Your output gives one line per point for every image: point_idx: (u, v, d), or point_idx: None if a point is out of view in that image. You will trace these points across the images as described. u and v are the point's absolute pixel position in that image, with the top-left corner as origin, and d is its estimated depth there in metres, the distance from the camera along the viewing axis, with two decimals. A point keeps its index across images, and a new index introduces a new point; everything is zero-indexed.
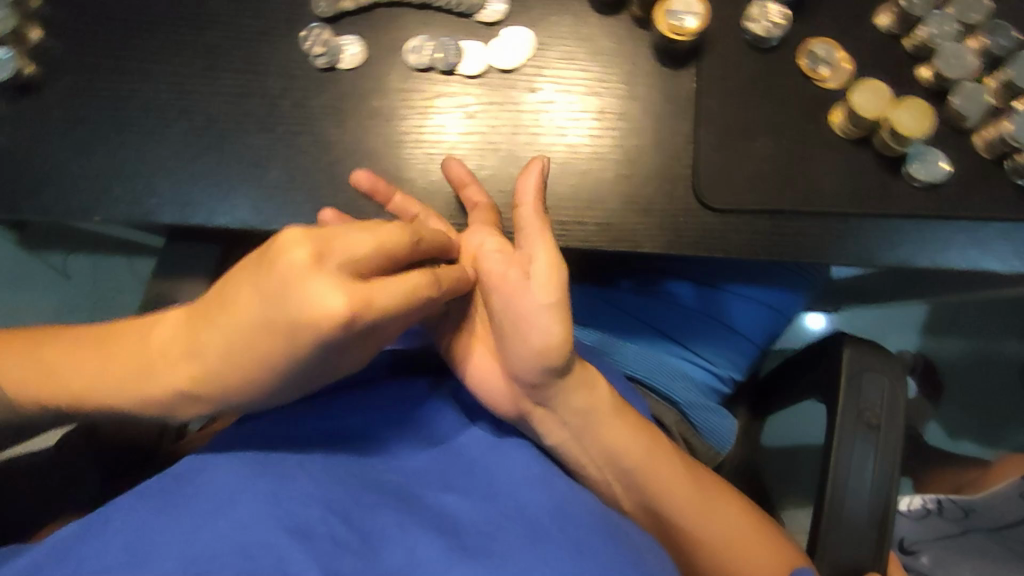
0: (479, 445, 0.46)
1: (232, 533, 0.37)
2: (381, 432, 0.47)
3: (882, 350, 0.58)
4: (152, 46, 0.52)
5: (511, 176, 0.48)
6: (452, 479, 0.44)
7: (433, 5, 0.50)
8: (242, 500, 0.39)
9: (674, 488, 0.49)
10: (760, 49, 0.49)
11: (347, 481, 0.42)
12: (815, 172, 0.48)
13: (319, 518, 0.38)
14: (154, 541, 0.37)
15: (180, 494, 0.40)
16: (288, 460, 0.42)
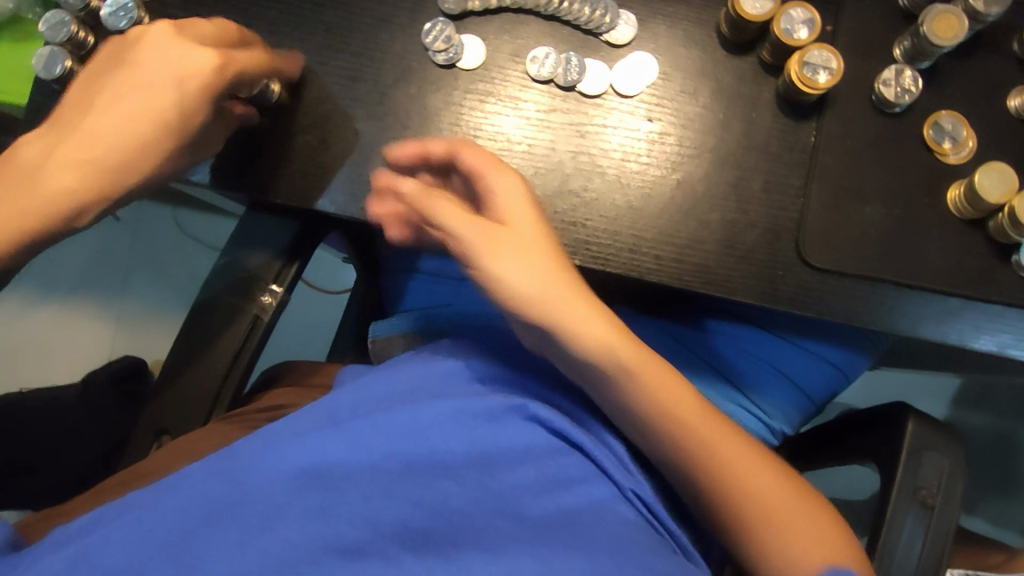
0: (536, 465, 0.45)
1: (281, 549, 0.38)
2: (436, 437, 0.45)
3: (947, 430, 0.57)
4: (270, 15, 0.51)
5: (614, 203, 0.48)
6: (505, 499, 0.43)
7: (561, 18, 0.49)
8: (292, 515, 0.39)
9: (705, 450, 0.44)
10: (885, 113, 0.47)
11: (400, 490, 0.42)
12: (924, 247, 0.47)
13: (366, 539, 0.39)
14: (204, 548, 0.38)
15: (228, 499, 0.40)
16: (338, 470, 0.42)
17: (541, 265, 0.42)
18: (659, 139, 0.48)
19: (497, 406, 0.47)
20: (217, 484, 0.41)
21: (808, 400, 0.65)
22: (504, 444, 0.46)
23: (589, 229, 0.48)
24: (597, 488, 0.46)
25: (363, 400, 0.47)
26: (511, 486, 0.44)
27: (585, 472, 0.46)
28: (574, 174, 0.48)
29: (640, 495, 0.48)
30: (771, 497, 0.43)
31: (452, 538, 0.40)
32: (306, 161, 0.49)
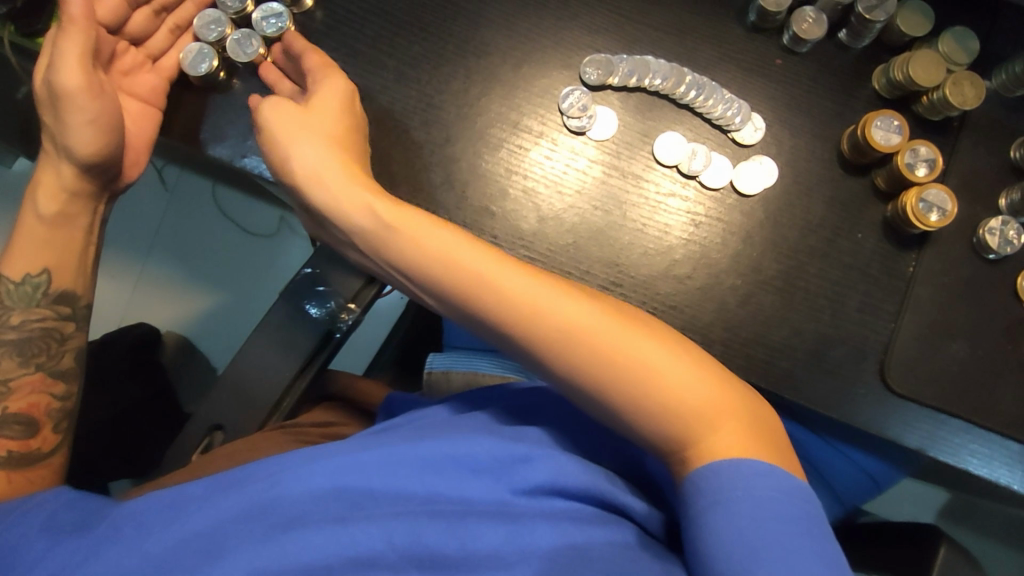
0: (568, 507, 0.42)
1: (296, 554, 0.38)
2: (461, 464, 0.43)
3: (976, 563, 0.58)
4: (413, 50, 0.52)
5: (716, 296, 0.49)
6: (521, 530, 0.40)
7: (695, 110, 0.51)
8: (310, 525, 0.39)
9: (557, 336, 0.38)
10: (984, 258, 0.50)
11: (414, 515, 0.40)
12: (999, 391, 0.49)
13: (376, 552, 0.38)
14: (226, 540, 0.38)
15: (256, 498, 0.40)
16: (363, 486, 0.41)
17: (324, 149, 0.45)
18: (766, 242, 0.50)
19: (525, 450, 0.44)
20: (254, 487, 0.41)
21: (838, 503, 0.66)
22: (535, 488, 0.42)
23: (684, 316, 0.49)
24: (637, 542, 0.41)
25: (407, 433, 0.46)
26: (524, 517, 0.41)
27: (622, 525, 0.42)
28: (680, 259, 0.50)
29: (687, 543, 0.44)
30: (637, 356, 0.37)
31: (456, 564, 0.38)
32: (426, 197, 0.50)
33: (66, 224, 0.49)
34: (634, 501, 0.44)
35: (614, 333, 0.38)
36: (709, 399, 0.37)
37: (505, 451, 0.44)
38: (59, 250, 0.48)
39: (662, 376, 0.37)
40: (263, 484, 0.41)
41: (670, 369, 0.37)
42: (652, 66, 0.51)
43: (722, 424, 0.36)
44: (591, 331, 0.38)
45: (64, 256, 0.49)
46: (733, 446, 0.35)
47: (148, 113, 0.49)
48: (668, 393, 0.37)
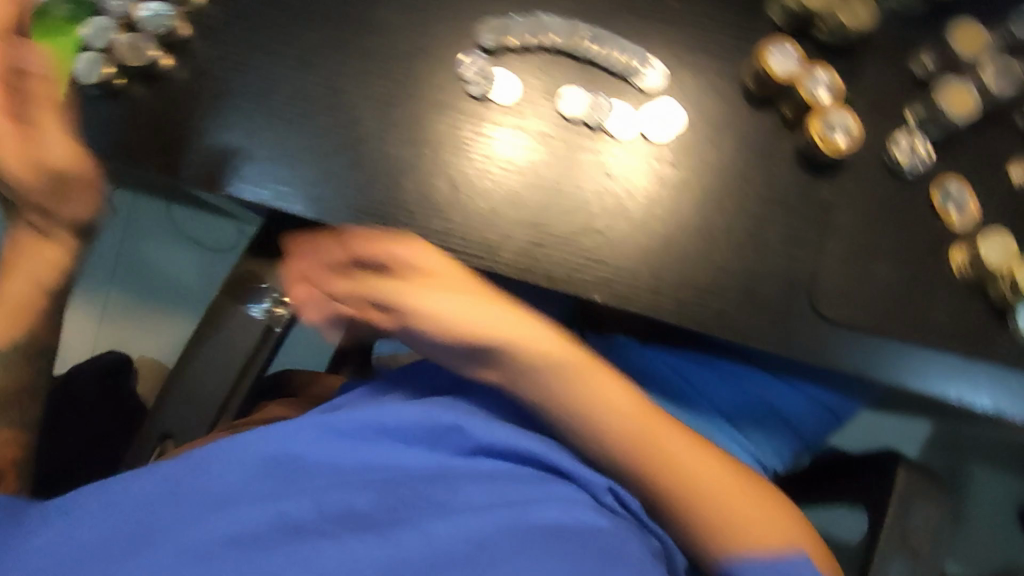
0: (488, 470, 0.47)
1: (231, 525, 0.43)
2: (387, 442, 0.47)
3: (934, 478, 0.60)
4: (309, 36, 0.52)
5: (638, 244, 0.49)
6: (442, 490, 0.45)
7: (593, 62, 0.51)
8: (249, 495, 0.45)
9: (587, 383, 0.49)
10: (899, 176, 0.50)
11: (349, 485, 0.45)
12: (930, 307, 0.49)
13: (308, 518, 0.43)
14: (162, 526, 0.43)
15: (195, 486, 0.45)
16: (296, 465, 0.46)
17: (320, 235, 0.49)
18: (681, 185, 0.50)
19: (453, 420, 0.48)
20: (192, 474, 0.46)
21: (801, 440, 0.67)
22: (462, 450, 0.48)
23: (612, 268, 0.49)
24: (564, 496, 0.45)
25: (347, 409, 0.50)
26: (447, 485, 0.45)
27: (551, 485, 0.46)
28: (600, 212, 0.50)
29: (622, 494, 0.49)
30: (637, 406, 0.49)
31: (385, 527, 0.43)
32: (338, 182, 0.50)
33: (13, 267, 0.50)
34: (558, 455, 0.48)
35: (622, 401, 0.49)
36: (686, 446, 0.49)
37: (431, 426, 0.48)
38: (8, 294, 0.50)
39: (624, 406, 0.49)
40: (205, 465, 0.46)
41: (627, 399, 0.50)
42: (546, 24, 0.51)
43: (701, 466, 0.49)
44: (568, 366, 0.49)
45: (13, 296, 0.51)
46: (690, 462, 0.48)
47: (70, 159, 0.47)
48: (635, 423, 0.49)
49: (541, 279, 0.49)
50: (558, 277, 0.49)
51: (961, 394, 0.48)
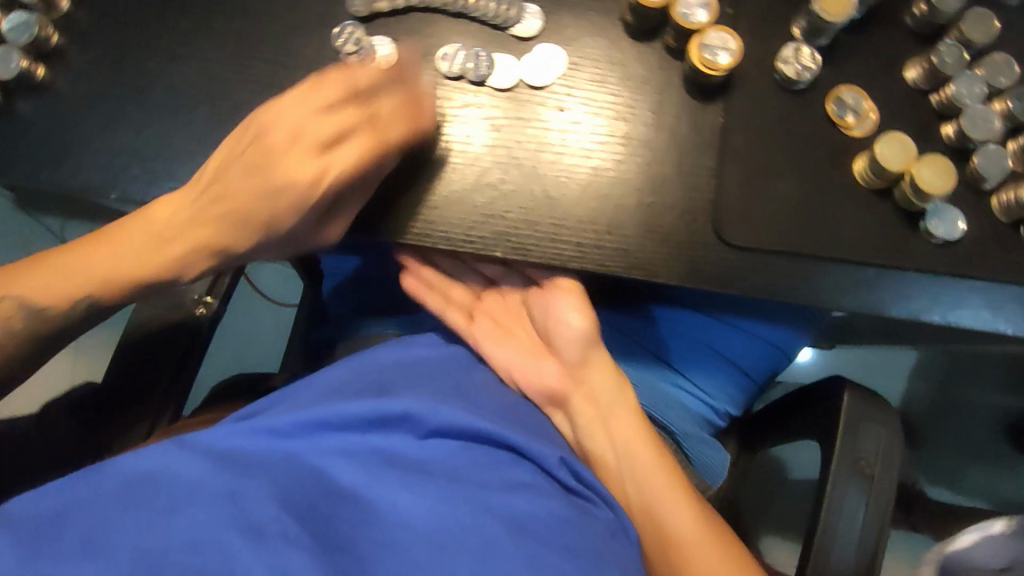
0: (452, 454, 0.45)
1: (185, 528, 0.38)
2: (348, 431, 0.45)
3: (882, 401, 0.57)
4: (182, 28, 0.51)
5: (533, 193, 0.48)
6: (412, 479, 0.43)
7: (468, 15, 0.50)
8: (200, 496, 0.39)
9: (571, 349, 0.53)
10: (790, 91, 0.49)
11: (310, 480, 0.42)
12: (837, 220, 0.47)
13: (273, 517, 0.39)
14: (108, 531, 0.38)
15: (140, 488, 0.39)
16: (252, 459, 0.42)
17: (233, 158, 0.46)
18: (571, 129, 0.49)
19: (406, 406, 0.46)
20: (137, 473, 0.40)
21: (748, 378, 0.65)
22: (421, 438, 0.45)
23: (508, 222, 0.48)
24: (528, 481, 0.45)
25: (286, 406, 0.47)
26: (415, 475, 0.43)
27: (516, 468, 0.45)
28: (489, 166, 0.49)
29: (573, 467, 0.47)
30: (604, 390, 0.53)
31: (354, 527, 0.40)
32: None
33: (149, 237, 0.48)
34: (514, 435, 0.47)
35: (626, 427, 0.52)
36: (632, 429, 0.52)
37: (391, 413, 0.45)
38: (100, 247, 0.49)
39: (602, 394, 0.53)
40: (143, 469, 0.41)
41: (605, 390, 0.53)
42: None
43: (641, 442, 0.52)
44: (555, 336, 0.54)
45: (173, 265, 0.49)
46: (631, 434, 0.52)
47: (343, 126, 0.44)
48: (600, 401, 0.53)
49: (438, 241, 0.48)
50: (454, 236, 0.48)
51: (879, 303, 0.48)
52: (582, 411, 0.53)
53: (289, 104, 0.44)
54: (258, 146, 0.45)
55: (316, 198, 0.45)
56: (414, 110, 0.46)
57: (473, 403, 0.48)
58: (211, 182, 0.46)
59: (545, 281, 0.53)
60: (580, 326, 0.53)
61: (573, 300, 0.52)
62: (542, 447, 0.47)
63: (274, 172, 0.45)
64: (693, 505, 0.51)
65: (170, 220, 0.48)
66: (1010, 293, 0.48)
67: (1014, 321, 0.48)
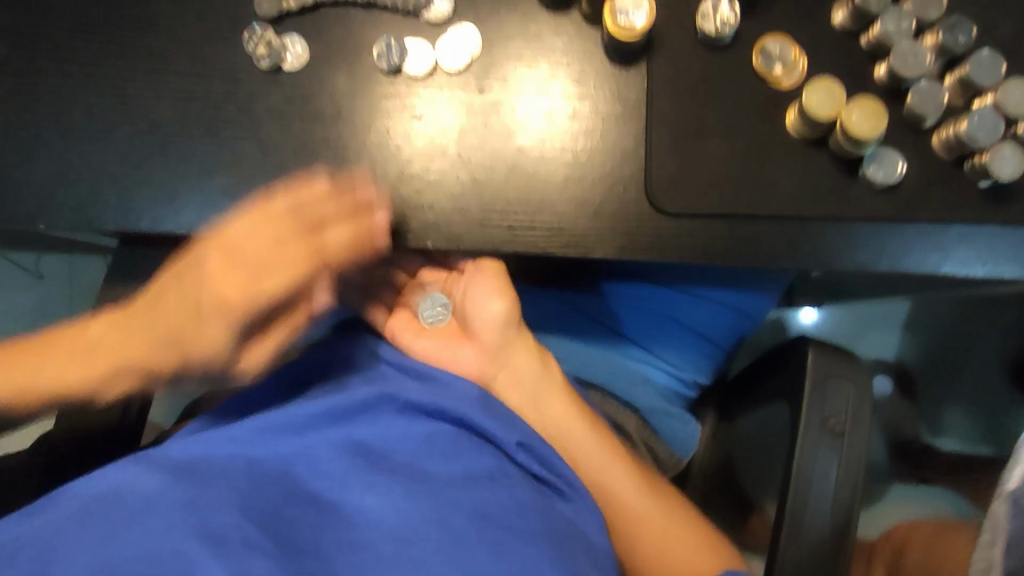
0: (416, 442, 0.43)
1: (144, 540, 0.36)
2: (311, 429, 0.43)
3: (849, 357, 0.54)
4: (93, 50, 0.50)
5: (459, 180, 0.47)
6: (376, 473, 0.41)
7: (378, 4, 0.49)
8: (159, 506, 0.38)
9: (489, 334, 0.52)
10: (713, 48, 0.47)
11: (273, 482, 0.40)
12: (771, 176, 0.46)
13: (234, 524, 0.37)
14: (69, 547, 0.37)
15: (101, 503, 0.38)
16: (213, 465, 0.41)
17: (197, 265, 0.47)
18: (492, 110, 0.48)
19: (367, 397, 0.45)
20: (99, 490, 0.39)
21: (717, 348, 0.62)
22: (386, 429, 0.44)
23: (436, 212, 0.47)
24: (493, 466, 0.43)
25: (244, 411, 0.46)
26: (381, 468, 0.41)
27: (481, 453, 0.43)
28: (411, 158, 0.48)
29: (535, 449, 0.46)
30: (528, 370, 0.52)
31: (318, 528, 0.39)
32: (148, 189, 0.49)
33: (82, 351, 0.50)
34: (479, 417, 0.45)
35: (555, 409, 0.51)
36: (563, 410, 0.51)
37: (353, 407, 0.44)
38: (43, 359, 0.49)
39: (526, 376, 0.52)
40: (104, 486, 0.39)
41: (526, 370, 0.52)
42: None
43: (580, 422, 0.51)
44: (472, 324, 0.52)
45: (100, 388, 0.50)
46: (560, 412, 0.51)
47: (281, 262, 0.45)
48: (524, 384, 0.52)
49: None
50: None
51: (822, 255, 0.46)
52: (509, 396, 0.52)
53: (243, 233, 0.45)
54: (177, 320, 0.48)
55: (243, 315, 0.46)
56: (356, 208, 0.45)
57: (439, 389, 0.46)
58: (150, 312, 0.49)
59: (466, 264, 0.52)
60: (500, 308, 0.51)
61: (493, 281, 0.51)
62: (505, 429, 0.45)
63: (208, 296, 0.46)
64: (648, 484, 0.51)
65: (106, 358, 0.49)
66: (959, 234, 0.46)
67: (965, 263, 0.46)
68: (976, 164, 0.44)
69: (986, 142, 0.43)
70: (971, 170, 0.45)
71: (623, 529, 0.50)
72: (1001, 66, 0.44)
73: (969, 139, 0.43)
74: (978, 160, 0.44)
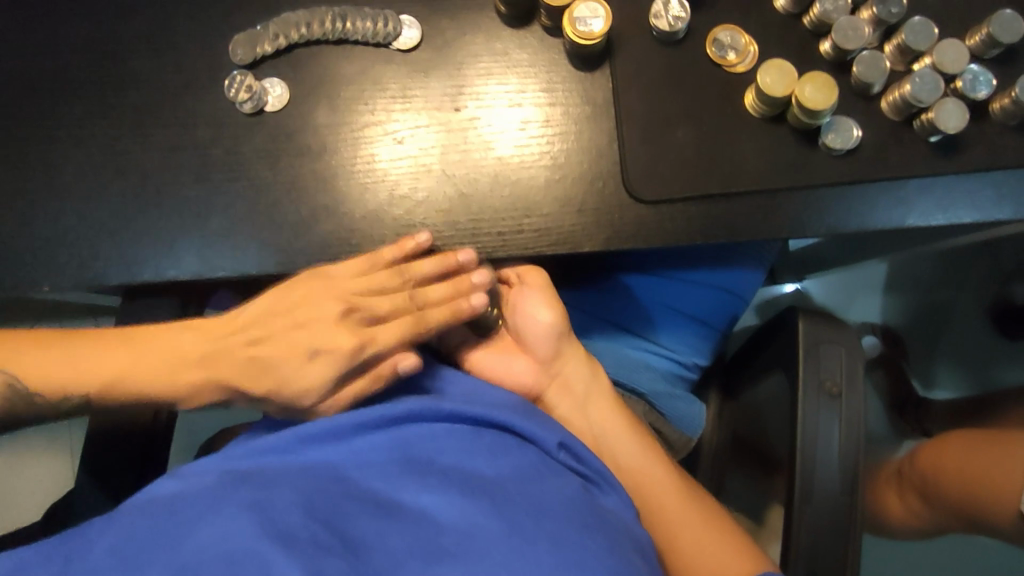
0: (462, 439, 0.43)
1: (216, 541, 0.36)
2: (359, 440, 0.44)
3: (837, 321, 0.56)
4: (78, 113, 0.52)
5: (447, 194, 0.49)
6: (429, 471, 0.41)
7: (349, 39, 0.51)
8: (225, 509, 0.38)
9: (537, 344, 0.54)
10: (668, 44, 0.50)
11: (329, 487, 0.40)
12: (738, 154, 0.49)
13: (302, 524, 0.37)
14: (140, 553, 0.36)
15: (167, 511, 0.39)
16: (270, 474, 0.41)
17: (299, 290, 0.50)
18: (469, 124, 0.50)
19: (409, 408, 0.45)
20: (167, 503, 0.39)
21: (712, 329, 0.64)
22: (435, 430, 0.44)
23: (428, 226, 0.49)
24: (537, 462, 0.43)
25: (291, 427, 0.47)
26: (433, 469, 0.41)
27: (527, 452, 0.44)
28: (397, 180, 0.50)
29: (573, 449, 0.46)
30: (579, 377, 0.54)
31: (380, 525, 0.39)
32: (148, 240, 0.50)
33: (174, 360, 0.49)
34: (519, 420, 0.46)
35: (603, 410, 0.54)
36: (602, 407, 0.54)
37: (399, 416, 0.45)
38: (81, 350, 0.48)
39: (572, 381, 0.54)
40: (166, 497, 0.40)
41: (575, 376, 0.54)
42: (292, 19, 0.51)
43: (613, 413, 0.54)
44: (524, 334, 0.55)
45: (195, 342, 0.50)
46: (605, 409, 0.54)
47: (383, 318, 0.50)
48: (573, 384, 0.54)
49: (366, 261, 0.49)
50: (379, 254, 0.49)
51: (793, 223, 0.49)
52: (559, 403, 0.55)
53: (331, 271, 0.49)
54: (289, 361, 0.49)
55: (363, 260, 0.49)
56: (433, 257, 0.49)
57: (476, 397, 0.47)
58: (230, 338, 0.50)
59: (514, 280, 0.55)
60: (549, 319, 0.53)
61: (542, 294, 0.53)
62: (543, 430, 0.46)
63: (326, 306, 0.49)
64: (669, 471, 0.54)
65: (198, 366, 0.49)
66: (918, 187, 0.49)
67: (928, 213, 0.49)
68: (924, 121, 0.48)
69: (930, 100, 0.47)
70: (921, 127, 0.48)
71: (649, 513, 0.52)
72: (933, 29, 0.48)
73: (916, 99, 0.47)
74: (925, 118, 0.48)
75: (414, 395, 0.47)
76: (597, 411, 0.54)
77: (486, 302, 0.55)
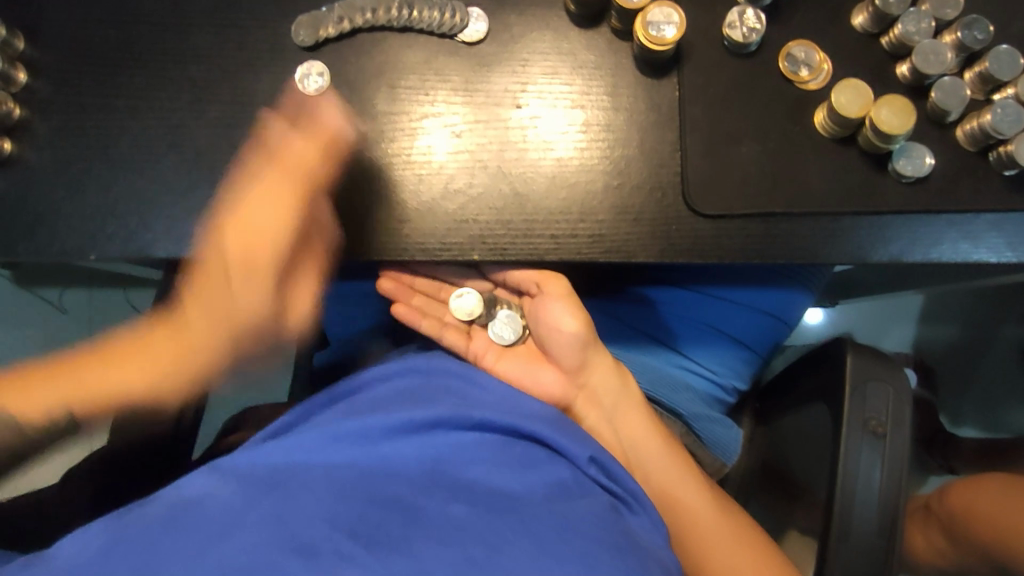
0: (490, 450, 0.43)
1: (239, 554, 0.36)
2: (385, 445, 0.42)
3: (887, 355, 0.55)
4: (138, 83, 0.52)
5: (502, 193, 0.49)
6: (457, 482, 0.41)
7: (414, 28, 0.51)
8: (250, 520, 0.37)
9: (561, 354, 0.53)
10: (740, 55, 0.49)
11: (354, 493, 0.39)
12: (805, 174, 0.48)
13: (325, 536, 0.37)
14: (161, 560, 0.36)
15: (190, 516, 0.38)
16: (295, 476, 0.40)
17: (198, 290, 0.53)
18: (530, 122, 0.50)
19: (437, 414, 0.44)
20: (189, 510, 0.39)
21: (752, 352, 0.63)
22: (464, 442, 0.43)
23: (481, 224, 0.48)
24: (567, 478, 0.42)
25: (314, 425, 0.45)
26: (459, 483, 0.40)
27: (557, 466, 0.43)
28: (450, 175, 0.49)
29: (605, 466, 0.45)
30: (607, 390, 0.53)
31: (404, 532, 0.38)
32: (198, 216, 0.50)
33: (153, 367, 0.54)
34: (552, 432, 0.45)
35: (632, 424, 0.53)
36: (631, 423, 0.53)
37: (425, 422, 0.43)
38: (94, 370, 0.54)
39: (596, 393, 0.53)
40: (194, 495, 0.40)
41: (604, 389, 0.53)
42: (358, 4, 0.50)
43: (641, 431, 0.53)
44: (548, 344, 0.53)
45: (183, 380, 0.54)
46: (633, 423, 0.53)
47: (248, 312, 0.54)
48: (600, 397, 0.53)
49: (415, 253, 0.48)
50: (431, 247, 0.48)
51: (855, 250, 0.47)
52: (588, 413, 0.54)
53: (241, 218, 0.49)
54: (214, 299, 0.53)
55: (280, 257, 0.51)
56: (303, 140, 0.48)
57: (508, 406, 0.46)
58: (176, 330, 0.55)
59: (535, 288, 0.52)
60: (574, 327, 0.51)
61: (566, 302, 0.51)
62: (575, 443, 0.45)
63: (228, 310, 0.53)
64: (707, 495, 0.53)
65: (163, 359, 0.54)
66: (988, 222, 0.48)
67: (995, 248, 0.48)
68: (1001, 154, 0.46)
69: (1009, 132, 0.45)
70: (997, 160, 0.47)
71: (681, 533, 0.52)
72: (1019, 60, 0.46)
73: (996, 131, 0.45)
74: (1003, 150, 0.46)
75: (444, 398, 0.46)
76: (626, 425, 0.53)
77: (511, 310, 0.55)
